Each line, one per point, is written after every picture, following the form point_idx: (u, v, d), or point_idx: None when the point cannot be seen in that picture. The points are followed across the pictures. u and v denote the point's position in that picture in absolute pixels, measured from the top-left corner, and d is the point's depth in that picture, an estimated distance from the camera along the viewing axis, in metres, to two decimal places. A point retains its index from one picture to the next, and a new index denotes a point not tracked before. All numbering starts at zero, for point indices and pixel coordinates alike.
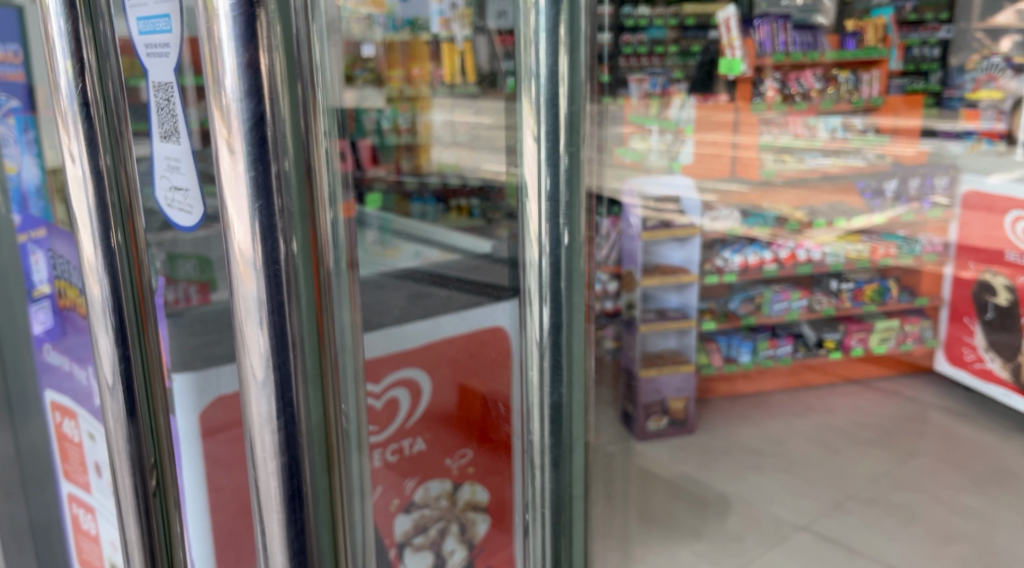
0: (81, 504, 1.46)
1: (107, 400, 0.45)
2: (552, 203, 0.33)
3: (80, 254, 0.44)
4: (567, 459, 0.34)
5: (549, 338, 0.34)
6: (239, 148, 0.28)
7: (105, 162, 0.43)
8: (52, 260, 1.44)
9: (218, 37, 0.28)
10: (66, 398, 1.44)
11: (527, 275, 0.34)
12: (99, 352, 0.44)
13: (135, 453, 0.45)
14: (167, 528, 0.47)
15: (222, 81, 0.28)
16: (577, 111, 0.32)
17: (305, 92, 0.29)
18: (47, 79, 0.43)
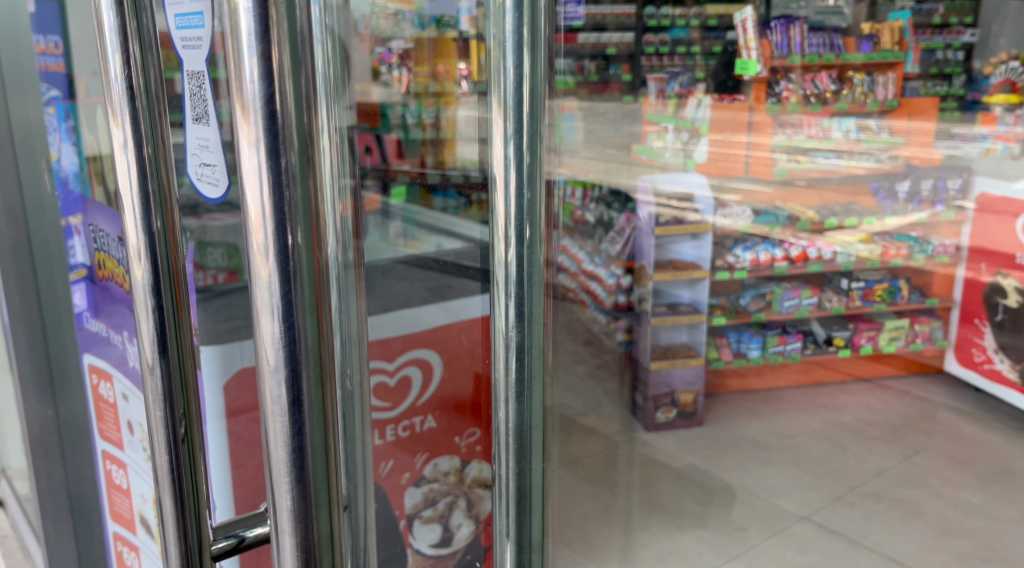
0: (115, 460, 1.54)
1: (148, 378, 0.55)
2: (519, 179, 0.44)
3: (127, 241, 0.53)
4: (528, 373, 0.48)
5: (513, 279, 0.46)
6: (259, 146, 0.37)
7: (148, 153, 0.51)
8: (94, 233, 1.51)
9: (247, 60, 0.36)
10: (101, 361, 1.52)
11: (498, 235, 0.46)
12: (141, 336, 0.54)
13: (167, 403, 0.55)
14: (194, 479, 0.57)
15: (244, 84, 0.36)
16: (537, 101, 0.43)
17: (308, 94, 0.37)
18: (103, 78, 0.51)
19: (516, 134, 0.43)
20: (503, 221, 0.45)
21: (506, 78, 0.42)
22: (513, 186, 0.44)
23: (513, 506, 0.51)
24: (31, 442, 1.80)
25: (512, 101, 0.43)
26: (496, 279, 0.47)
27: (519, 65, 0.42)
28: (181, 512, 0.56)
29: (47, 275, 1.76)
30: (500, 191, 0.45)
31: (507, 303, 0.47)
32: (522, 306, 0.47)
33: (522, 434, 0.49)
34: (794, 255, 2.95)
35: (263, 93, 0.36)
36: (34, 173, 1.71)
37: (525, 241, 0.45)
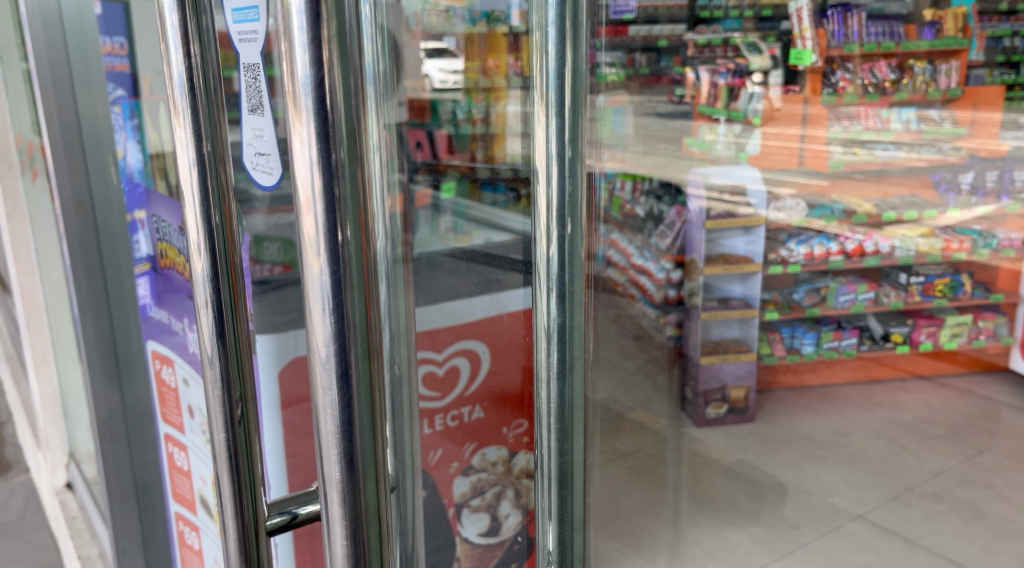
0: (176, 442, 1.59)
1: (206, 364, 0.58)
2: (559, 170, 0.45)
3: (187, 232, 0.56)
4: (569, 357, 0.49)
5: (555, 267, 0.47)
6: (310, 141, 0.39)
7: (207, 148, 0.54)
8: (157, 226, 1.55)
9: (298, 59, 0.38)
10: (164, 347, 1.57)
11: (540, 227, 0.47)
12: (201, 325, 0.57)
13: (224, 385, 0.57)
14: (249, 457, 0.59)
15: (297, 79, 0.38)
16: (579, 91, 0.44)
17: (356, 91, 0.39)
18: (165, 77, 0.54)
19: (558, 124, 0.44)
20: (546, 211, 0.47)
21: (548, 68, 0.44)
22: (555, 173, 0.45)
23: (555, 486, 0.52)
24: (98, 425, 1.88)
25: (554, 92, 0.44)
26: (539, 270, 0.48)
27: (561, 59, 0.43)
28: (238, 486, 0.58)
29: (114, 265, 1.82)
30: (542, 181, 0.46)
31: (549, 293, 0.48)
32: (562, 293, 0.48)
33: (563, 415, 0.50)
34: (849, 250, 2.96)
35: (314, 90, 0.38)
36: (101, 166, 1.76)
37: (566, 232, 0.47)
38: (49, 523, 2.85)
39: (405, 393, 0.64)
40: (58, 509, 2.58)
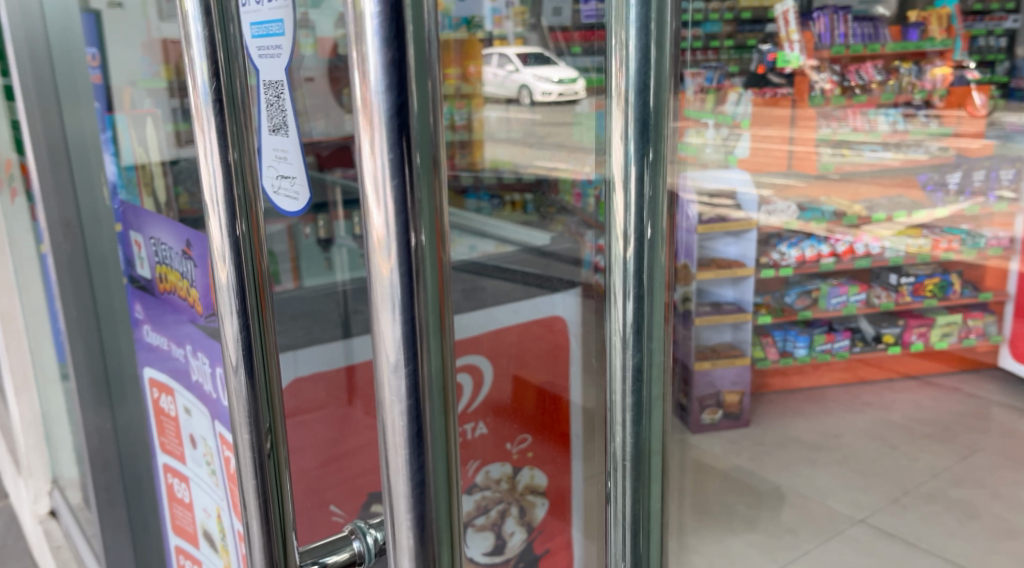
0: (177, 473, 1.53)
1: (231, 383, 0.53)
2: (640, 181, 0.39)
3: (211, 248, 0.51)
4: (648, 393, 0.42)
5: (633, 290, 0.41)
6: (381, 148, 0.33)
7: (234, 158, 0.49)
8: (154, 246, 1.44)
9: (368, 53, 0.33)
10: (161, 374, 1.49)
11: (612, 240, 0.41)
12: (226, 341, 0.52)
13: (252, 423, 0.52)
14: (282, 494, 0.54)
15: (368, 80, 0.33)
16: (661, 93, 0.38)
17: (434, 87, 0.34)
18: (189, 73, 0.49)
19: (637, 128, 0.38)
20: (621, 221, 0.40)
21: (626, 59, 0.37)
22: (633, 183, 0.39)
23: (628, 547, 0.44)
24: (90, 453, 1.81)
25: (633, 91, 0.38)
26: (612, 277, 0.42)
27: (645, 31, 0.37)
28: (268, 529, 0.53)
29: (104, 287, 1.72)
30: (618, 186, 0.40)
31: (625, 306, 0.41)
32: (641, 314, 0.41)
33: (639, 461, 0.43)
34: (840, 251, 2.88)
35: (387, 88, 0.33)
36: (89, 184, 1.68)
37: (645, 236, 0.40)
38: (31, 552, 2.76)
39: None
40: (42, 538, 2.48)
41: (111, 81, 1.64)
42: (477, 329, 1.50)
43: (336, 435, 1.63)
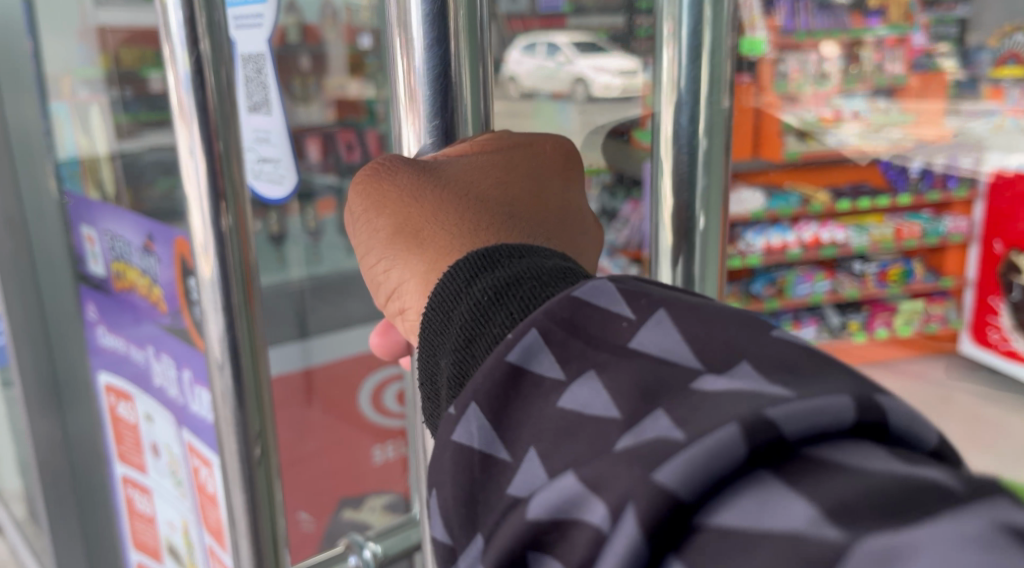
0: (137, 485, 1.44)
1: (217, 377, 0.52)
2: (688, 106, 0.60)
3: (194, 240, 0.50)
4: (700, 249, 0.64)
5: (686, 176, 0.62)
6: (421, 126, 0.53)
7: (218, 148, 0.48)
8: (109, 241, 1.36)
9: (414, 55, 0.51)
10: (119, 380, 1.40)
11: (661, 151, 0.63)
12: (209, 335, 0.51)
13: (241, 423, 0.52)
14: (270, 492, 0.54)
15: (415, 70, 0.51)
16: (716, 47, 0.59)
17: (480, 71, 0.54)
18: (168, 69, 0.48)
19: (691, 71, 0.60)
20: (673, 137, 0.62)
21: (683, 30, 0.59)
22: (696, 105, 0.60)
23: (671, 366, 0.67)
24: (37, 466, 1.54)
25: (688, 47, 0.59)
26: (667, 173, 0.63)
27: (692, 22, 0.59)
28: (256, 512, 0.54)
29: (50, 286, 1.50)
30: (673, 108, 0.61)
31: (679, 189, 0.62)
32: (701, 193, 0.62)
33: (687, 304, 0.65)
34: (806, 241, 2.92)
35: (430, 78, 0.51)
36: (35, 184, 1.44)
37: (696, 141, 0.61)
38: None
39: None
40: None
41: (44, 69, 1.43)
42: None
43: (295, 434, 1.57)
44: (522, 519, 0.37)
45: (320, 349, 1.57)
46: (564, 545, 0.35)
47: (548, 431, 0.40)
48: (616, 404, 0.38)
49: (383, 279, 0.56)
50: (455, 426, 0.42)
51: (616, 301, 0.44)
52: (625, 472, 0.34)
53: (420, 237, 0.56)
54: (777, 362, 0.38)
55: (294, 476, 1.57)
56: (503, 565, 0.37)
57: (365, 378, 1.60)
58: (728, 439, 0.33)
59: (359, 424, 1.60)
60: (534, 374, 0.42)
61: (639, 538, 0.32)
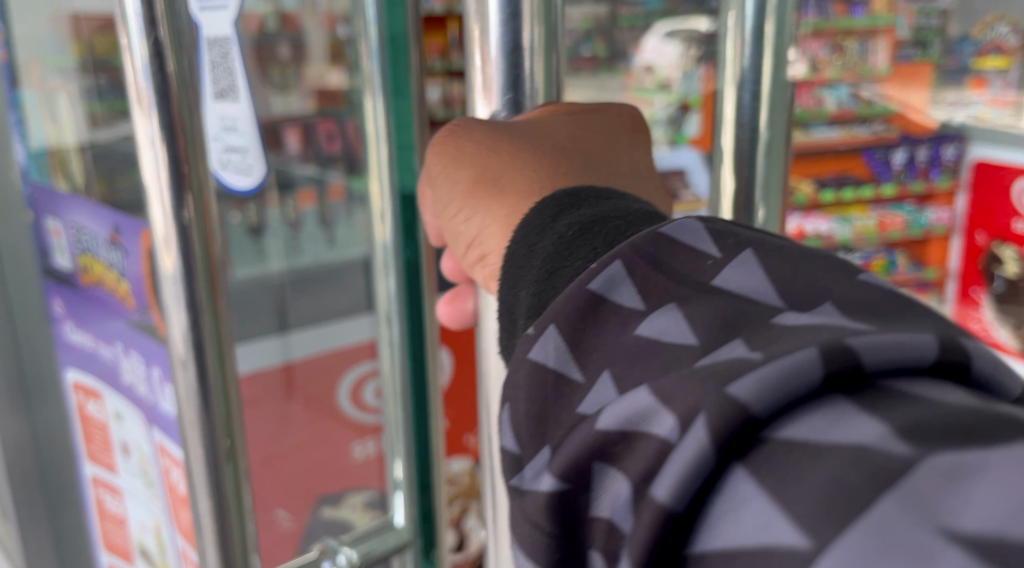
0: (107, 486, 1.41)
1: (180, 374, 0.49)
2: (751, 85, 0.71)
3: (153, 234, 0.47)
4: (762, 201, 0.75)
5: (751, 140, 0.73)
6: (499, 100, 0.63)
7: (182, 141, 0.46)
8: (73, 235, 1.32)
9: (485, 43, 0.60)
10: (87, 378, 1.37)
11: (727, 120, 0.74)
12: (171, 329, 0.49)
13: (207, 427, 0.50)
14: (238, 496, 0.52)
15: (489, 52, 0.60)
16: (777, 36, 0.69)
17: (553, 52, 0.62)
18: (123, 57, 0.45)
19: (754, 55, 0.70)
20: (739, 108, 0.72)
21: (748, 24, 0.69)
22: (757, 82, 0.70)
23: None
24: (4, 465, 1.50)
25: (751, 36, 0.69)
26: (734, 138, 0.73)
27: (756, 16, 0.69)
28: (223, 516, 0.51)
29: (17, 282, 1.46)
30: (737, 87, 0.72)
31: (747, 150, 0.73)
32: (764, 157, 0.73)
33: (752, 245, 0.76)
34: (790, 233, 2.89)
35: (503, 59, 0.60)
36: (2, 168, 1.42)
37: (757, 112, 0.72)
38: None
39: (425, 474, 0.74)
40: None
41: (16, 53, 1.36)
42: None
43: (275, 428, 1.53)
44: (593, 431, 0.42)
45: (301, 342, 1.56)
46: (627, 455, 0.41)
47: (627, 353, 0.47)
48: (694, 332, 0.46)
49: (465, 228, 0.65)
50: (530, 346, 0.49)
51: (703, 241, 0.51)
52: (705, 390, 0.39)
53: (499, 185, 0.65)
54: (858, 302, 0.46)
55: (280, 470, 1.54)
56: (566, 473, 0.43)
57: (343, 372, 1.62)
58: (804, 362, 0.39)
59: (337, 418, 1.62)
60: (614, 304, 0.49)
61: (703, 444, 0.37)
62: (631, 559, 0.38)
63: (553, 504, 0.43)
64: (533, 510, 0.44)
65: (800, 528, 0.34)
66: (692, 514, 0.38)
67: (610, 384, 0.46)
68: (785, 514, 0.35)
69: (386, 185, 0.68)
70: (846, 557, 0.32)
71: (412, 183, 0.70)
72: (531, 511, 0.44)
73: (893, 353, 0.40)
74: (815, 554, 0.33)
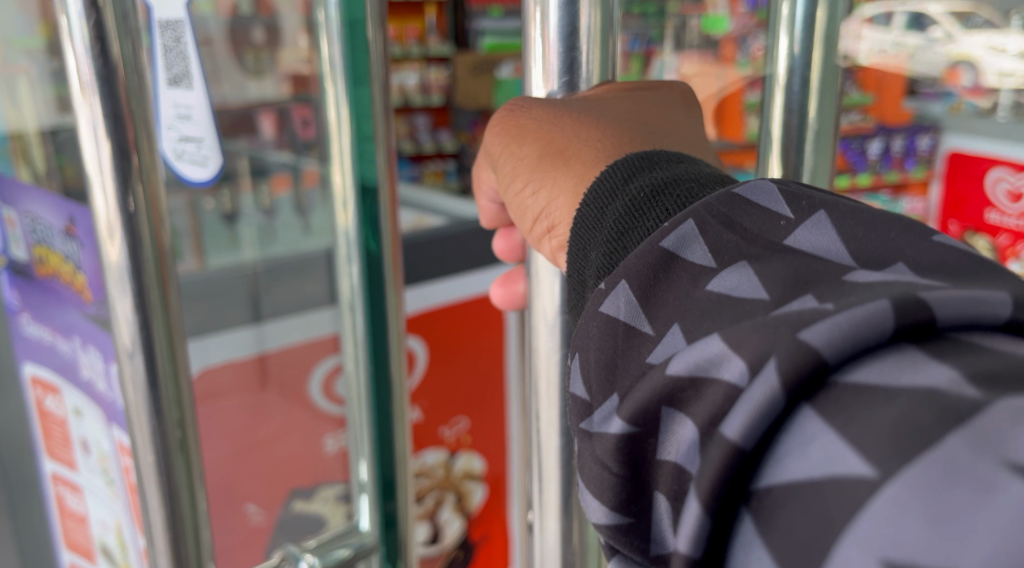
0: (68, 482, 1.38)
1: (126, 366, 0.47)
2: (799, 73, 0.67)
3: (95, 221, 0.45)
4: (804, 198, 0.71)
5: (795, 134, 0.68)
6: (552, 82, 0.56)
7: (128, 129, 0.43)
8: (28, 222, 1.26)
9: (546, 17, 0.53)
10: (45, 371, 1.33)
11: (769, 112, 0.70)
12: (116, 319, 0.46)
13: (158, 430, 0.47)
14: (191, 497, 0.49)
15: (550, 26, 0.53)
16: (830, 25, 0.66)
17: (610, 33, 0.55)
18: (64, 43, 0.43)
19: (803, 43, 0.66)
20: (783, 102, 0.68)
21: (797, 12, 0.65)
22: (802, 73, 0.67)
23: None
24: None
25: (801, 23, 0.65)
26: (774, 132, 0.69)
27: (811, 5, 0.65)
28: (176, 519, 0.49)
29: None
30: (784, 79, 0.68)
31: (794, 147, 0.69)
32: (812, 153, 0.69)
33: None
34: None
35: (564, 31, 0.53)
36: None
37: (803, 107, 0.68)
38: None
39: (386, 472, 0.71)
40: None
41: None
42: (440, 302, 1.69)
43: (249, 420, 1.48)
44: (662, 377, 0.42)
45: (275, 334, 1.50)
46: (696, 402, 0.41)
47: (695, 311, 0.46)
48: (764, 287, 0.45)
49: (533, 202, 0.65)
50: (602, 300, 0.49)
51: (776, 202, 0.49)
52: (784, 332, 0.39)
53: (565, 157, 0.65)
54: (935, 263, 0.45)
55: (258, 460, 1.50)
56: (637, 420, 0.43)
57: (315, 365, 1.57)
58: (878, 311, 0.39)
59: (309, 407, 1.57)
60: (684, 261, 0.49)
61: (777, 392, 0.38)
62: (697, 500, 0.38)
63: (621, 448, 0.44)
64: (603, 450, 0.45)
65: (871, 460, 0.35)
66: (760, 453, 0.38)
67: (680, 335, 0.46)
68: (857, 452, 0.36)
69: (347, 179, 0.66)
70: (921, 485, 0.33)
71: (375, 174, 0.66)
72: (600, 451, 0.45)
73: (967, 304, 0.40)
74: (885, 481, 0.34)
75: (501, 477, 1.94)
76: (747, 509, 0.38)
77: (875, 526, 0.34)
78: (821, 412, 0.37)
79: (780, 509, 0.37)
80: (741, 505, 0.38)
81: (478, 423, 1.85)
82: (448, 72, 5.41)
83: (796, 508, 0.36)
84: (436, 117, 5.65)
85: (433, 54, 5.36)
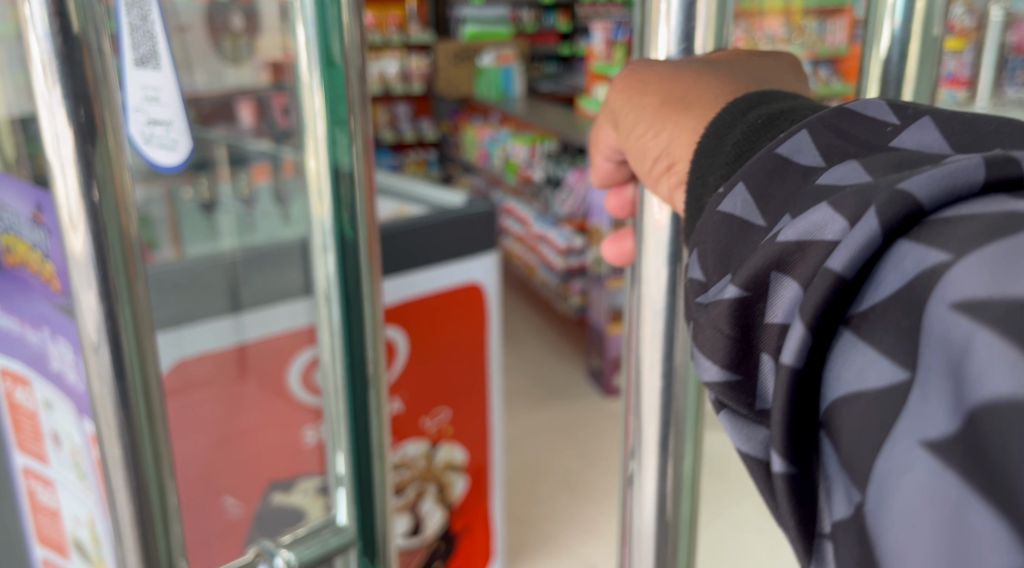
0: (39, 477, 1.35)
1: (91, 360, 0.45)
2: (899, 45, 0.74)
3: (57, 209, 0.43)
4: None
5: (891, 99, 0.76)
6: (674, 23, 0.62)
7: (85, 115, 0.41)
8: None
9: None
10: (12, 363, 1.30)
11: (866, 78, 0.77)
12: (81, 312, 0.44)
13: (126, 427, 0.46)
14: (161, 494, 0.48)
15: None
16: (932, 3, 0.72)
17: None
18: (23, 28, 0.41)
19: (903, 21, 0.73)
20: (879, 70, 0.75)
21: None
22: (900, 45, 0.74)
23: None
24: None
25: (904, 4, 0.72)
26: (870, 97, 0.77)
27: None
28: (144, 515, 0.47)
29: None
30: (884, 50, 0.74)
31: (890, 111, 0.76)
32: None
33: None
34: None
35: None
36: None
37: (898, 76, 0.75)
38: None
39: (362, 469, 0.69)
40: None
41: None
42: (422, 289, 1.67)
43: (228, 412, 1.45)
44: (773, 246, 0.47)
45: (252, 324, 1.45)
46: (801, 261, 0.45)
47: (804, 198, 0.50)
48: (870, 170, 0.48)
49: (654, 142, 0.69)
50: (722, 201, 0.55)
51: (884, 112, 0.53)
52: (880, 187, 0.44)
53: (686, 103, 0.69)
54: None
55: (232, 453, 1.48)
56: (749, 283, 0.48)
57: (292, 357, 1.54)
58: (971, 166, 0.42)
59: (287, 400, 1.55)
60: (796, 164, 0.53)
61: (877, 231, 0.42)
62: (801, 322, 0.42)
63: (735, 310, 0.48)
64: (717, 316, 0.49)
65: (947, 247, 0.39)
66: (859, 281, 0.43)
67: (787, 220, 0.50)
68: (937, 247, 0.40)
69: (321, 163, 0.64)
70: (995, 255, 0.37)
71: (348, 160, 0.64)
72: (715, 317, 0.49)
73: None
74: (956, 258, 0.38)
75: (483, 467, 1.93)
76: (846, 327, 0.42)
77: (956, 282, 0.38)
78: (912, 238, 0.41)
79: (879, 324, 0.41)
80: (837, 328, 0.43)
81: (461, 412, 1.84)
82: (429, 60, 5.40)
83: (899, 307, 0.40)
84: (418, 104, 5.75)
85: (414, 41, 5.34)
